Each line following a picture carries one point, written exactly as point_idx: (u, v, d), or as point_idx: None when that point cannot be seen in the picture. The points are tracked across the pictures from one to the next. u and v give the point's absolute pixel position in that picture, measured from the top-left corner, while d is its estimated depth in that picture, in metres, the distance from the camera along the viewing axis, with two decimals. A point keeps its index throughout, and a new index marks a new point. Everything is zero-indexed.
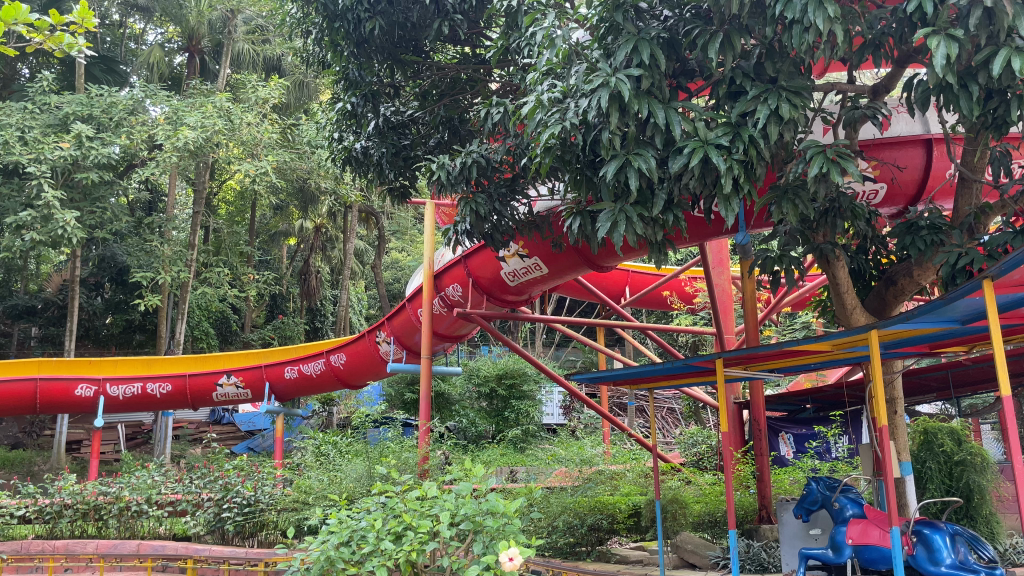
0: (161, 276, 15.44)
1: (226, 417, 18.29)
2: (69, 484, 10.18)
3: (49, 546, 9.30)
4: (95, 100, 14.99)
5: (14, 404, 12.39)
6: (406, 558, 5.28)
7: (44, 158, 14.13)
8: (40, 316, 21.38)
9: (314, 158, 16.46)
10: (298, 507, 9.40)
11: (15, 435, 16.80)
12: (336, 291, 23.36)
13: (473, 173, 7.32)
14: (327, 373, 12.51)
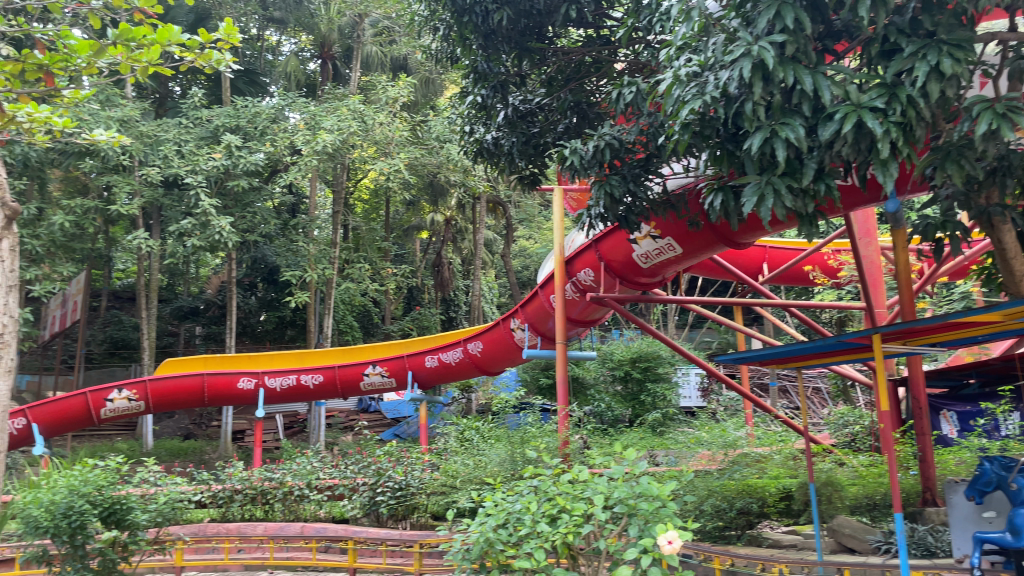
0: (309, 274, 16.33)
1: (372, 405, 19.11)
2: (237, 470, 10.88)
3: (224, 528, 9.84)
4: (242, 111, 16.14)
5: (183, 397, 13.11)
6: (562, 540, 5.35)
7: (200, 168, 15.25)
8: (203, 316, 23.07)
9: (444, 152, 16.82)
10: (447, 491, 9.68)
11: (186, 426, 18.21)
12: (468, 281, 23.87)
13: (606, 156, 7.23)
14: (465, 361, 12.83)
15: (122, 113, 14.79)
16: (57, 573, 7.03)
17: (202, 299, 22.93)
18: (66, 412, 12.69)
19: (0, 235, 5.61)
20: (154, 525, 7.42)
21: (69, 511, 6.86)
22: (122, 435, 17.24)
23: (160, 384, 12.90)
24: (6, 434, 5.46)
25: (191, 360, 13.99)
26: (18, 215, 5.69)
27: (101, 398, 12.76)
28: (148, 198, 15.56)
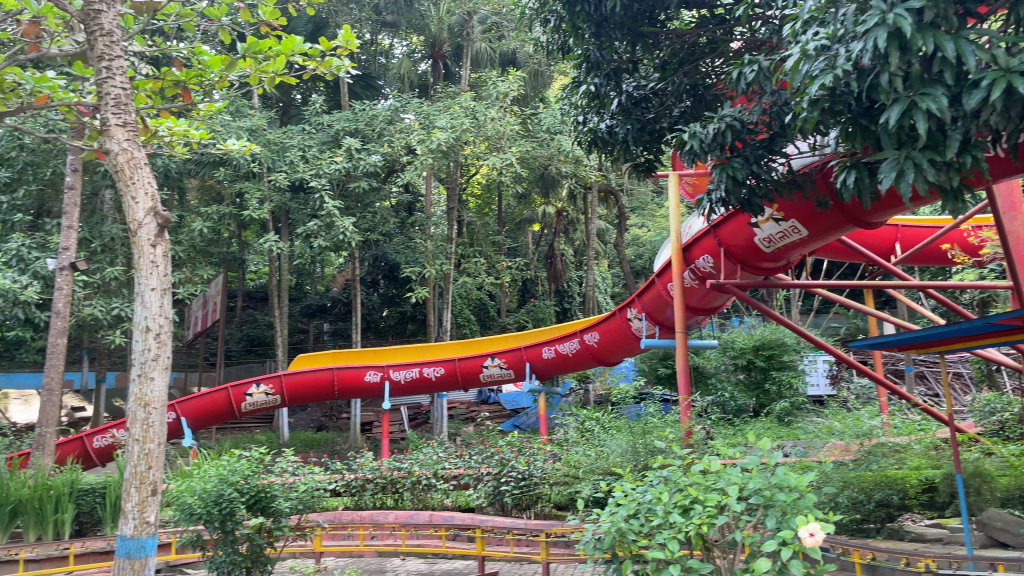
0: (427, 269, 16.77)
1: (492, 397, 19.42)
2: (368, 460, 11.30)
3: (357, 516, 10.23)
4: (359, 115, 16.74)
5: (315, 391, 13.71)
6: (696, 531, 5.25)
7: (323, 172, 15.90)
8: (330, 313, 24.11)
9: (555, 143, 16.84)
10: (570, 481, 9.70)
11: (318, 418, 19.09)
12: (581, 272, 23.84)
13: (728, 138, 7.08)
14: (583, 352, 12.84)
15: (250, 123, 15.66)
16: (210, 556, 7.51)
17: (329, 297, 23.92)
18: (210, 406, 13.43)
19: (154, 241, 6.00)
20: (296, 512, 7.81)
21: (219, 499, 7.33)
22: (260, 427, 18.26)
23: (294, 378, 13.56)
24: (167, 425, 5.86)
25: (321, 355, 14.66)
26: (171, 222, 6.06)
27: (242, 392, 13.46)
28: (277, 202, 16.33)
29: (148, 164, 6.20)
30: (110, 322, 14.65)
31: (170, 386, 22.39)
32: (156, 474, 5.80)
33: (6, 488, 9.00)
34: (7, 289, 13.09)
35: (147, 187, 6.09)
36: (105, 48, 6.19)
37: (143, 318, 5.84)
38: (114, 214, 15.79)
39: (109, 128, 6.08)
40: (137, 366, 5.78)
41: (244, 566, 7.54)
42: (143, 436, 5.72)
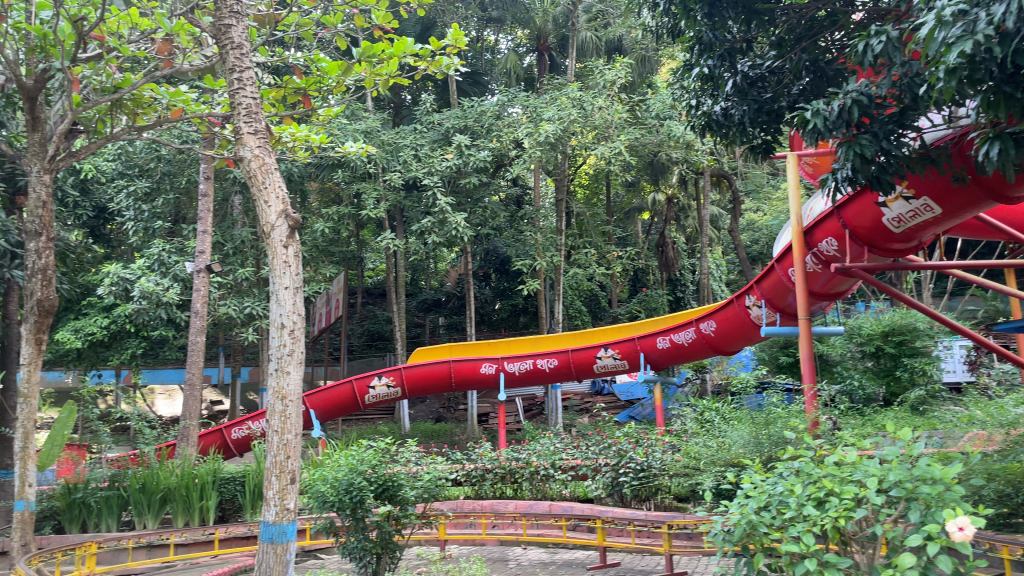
0: (538, 261, 16.87)
1: (606, 388, 19.33)
2: (487, 450, 11.44)
3: (478, 505, 10.43)
4: (469, 112, 17.03)
5: (433, 383, 14.04)
6: (832, 524, 5.04)
7: (435, 169, 16.28)
8: (445, 307, 24.62)
9: (664, 129, 16.54)
10: (690, 473, 9.52)
11: (437, 410, 19.57)
12: (694, 259, 23.38)
13: (855, 115, 6.78)
14: (699, 342, 12.62)
15: (365, 125, 16.20)
16: (343, 543, 7.83)
17: (444, 291, 24.36)
18: (336, 399, 13.98)
19: (286, 242, 6.28)
20: (421, 500, 8.04)
21: (350, 487, 7.62)
22: (382, 419, 18.90)
23: (413, 371, 13.91)
24: (303, 417, 6.15)
25: (439, 349, 15.01)
26: (301, 223, 6.34)
27: (364, 385, 13.92)
28: (392, 201, 16.81)
29: (278, 169, 6.49)
30: (243, 320, 15.49)
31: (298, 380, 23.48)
32: (294, 463, 6.09)
33: (157, 476, 9.84)
34: (151, 292, 14.07)
35: (277, 191, 6.38)
36: (236, 60, 6.50)
37: (279, 315, 6.16)
38: (243, 218, 16.67)
39: (242, 137, 6.41)
40: (274, 361, 6.09)
41: (375, 552, 7.82)
42: (281, 427, 6.03)
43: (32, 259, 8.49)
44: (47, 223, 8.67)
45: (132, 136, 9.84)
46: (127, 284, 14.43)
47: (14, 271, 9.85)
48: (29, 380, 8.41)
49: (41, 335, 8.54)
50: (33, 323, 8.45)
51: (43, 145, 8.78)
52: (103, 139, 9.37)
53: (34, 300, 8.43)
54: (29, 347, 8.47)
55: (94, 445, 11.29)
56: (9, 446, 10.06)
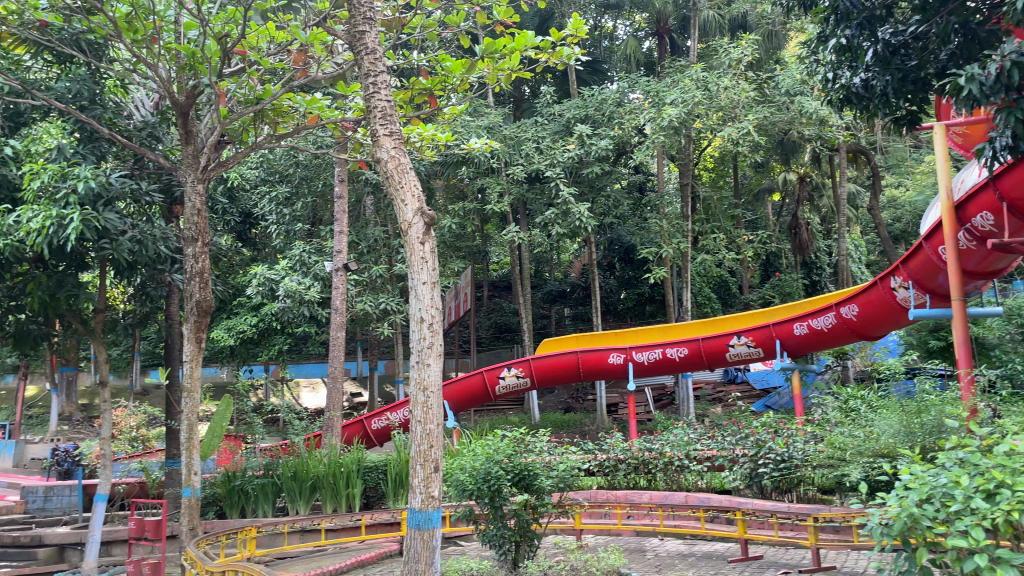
0: (665, 248, 16.63)
1: (739, 376, 18.78)
2: (619, 441, 11.25)
3: (612, 496, 10.44)
4: (589, 100, 16.97)
5: (562, 373, 14.08)
6: (1006, 518, 4.66)
7: (558, 161, 16.36)
8: (570, 298, 24.63)
9: (795, 106, 15.85)
10: (835, 464, 9.09)
11: (566, 400, 19.64)
12: (830, 241, 22.33)
13: (1015, 78, 6.27)
14: (840, 327, 12.09)
15: (488, 121, 16.46)
16: (483, 530, 8.00)
17: (568, 282, 24.34)
18: (469, 390, 14.29)
19: (423, 239, 6.47)
20: (557, 490, 8.05)
21: (488, 476, 7.80)
22: (512, 409, 19.19)
23: (542, 362, 14.01)
24: (444, 408, 6.31)
25: (566, 340, 15.02)
26: (436, 219, 6.49)
27: (495, 375, 14.14)
28: (516, 194, 16.98)
29: (413, 168, 6.68)
30: (378, 315, 16.10)
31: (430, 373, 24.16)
32: (437, 452, 6.26)
33: (307, 464, 10.41)
34: (295, 291, 14.82)
35: (413, 190, 6.57)
36: (370, 65, 6.71)
37: (418, 309, 6.37)
38: (375, 218, 17.30)
39: (379, 140, 6.63)
40: (415, 354, 6.30)
41: (514, 540, 7.90)
42: (424, 417, 6.23)
43: (191, 263, 9.15)
44: (202, 230, 9.30)
45: (274, 144, 10.39)
46: (273, 283, 15.34)
47: (174, 275, 10.65)
48: (191, 375, 9.07)
49: (201, 334, 9.18)
50: (193, 323, 9.09)
51: (195, 157, 9.43)
52: (247, 149, 9.95)
53: (193, 302, 9.06)
54: (190, 346, 9.12)
55: (249, 436, 12.08)
56: (175, 437, 10.84)
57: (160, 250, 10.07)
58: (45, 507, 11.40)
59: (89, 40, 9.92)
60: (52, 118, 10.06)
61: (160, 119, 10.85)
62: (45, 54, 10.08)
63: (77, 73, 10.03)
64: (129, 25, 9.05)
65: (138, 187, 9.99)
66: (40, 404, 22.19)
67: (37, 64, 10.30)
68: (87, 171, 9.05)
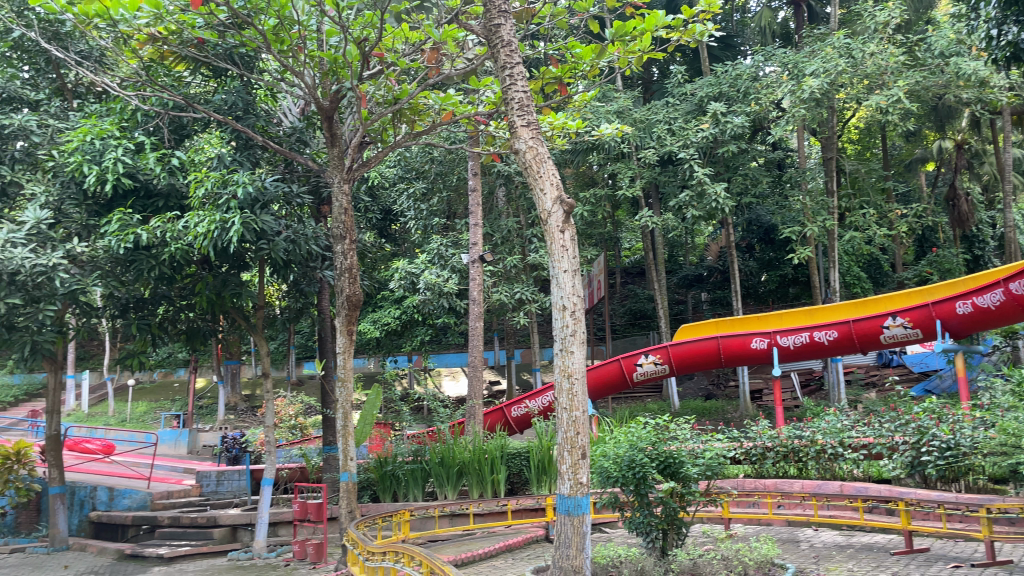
0: (809, 227, 15.92)
1: (894, 359, 17.74)
2: (766, 428, 10.92)
3: (761, 484, 10.17)
4: (723, 77, 16.45)
5: (702, 359, 13.74)
6: None
7: (691, 141, 16.01)
8: (708, 282, 24.01)
9: (951, 67, 14.72)
10: (1008, 452, 8.39)
11: (706, 387, 19.22)
12: (993, 211, 20.60)
13: None
14: (1009, 305, 11.30)
15: (618, 105, 16.34)
16: (630, 517, 7.89)
17: (705, 266, 23.80)
18: (606, 377, 14.24)
19: (563, 227, 6.47)
20: (705, 478, 7.82)
21: (632, 463, 7.68)
22: (651, 397, 19.01)
23: (681, 348, 13.73)
24: (588, 394, 6.31)
25: (705, 324, 14.66)
26: (575, 207, 6.47)
27: (633, 362, 14.02)
28: (648, 177, 16.75)
29: (551, 156, 6.70)
30: (514, 305, 16.35)
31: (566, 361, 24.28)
32: (584, 439, 6.26)
33: (453, 451, 10.70)
34: (434, 283, 15.27)
35: (552, 179, 6.60)
36: (506, 58, 6.80)
37: (560, 297, 6.39)
38: (507, 209, 17.56)
39: (517, 131, 6.68)
40: (559, 342, 6.34)
41: (661, 528, 7.77)
42: (570, 404, 6.25)
43: (340, 260, 9.59)
44: (349, 227, 9.73)
45: (412, 142, 10.76)
46: (413, 277, 15.84)
47: (325, 272, 11.27)
48: (344, 366, 9.51)
49: (352, 326, 9.62)
50: (345, 316, 9.55)
51: (341, 158, 9.88)
52: (388, 148, 10.33)
53: (344, 296, 9.52)
54: (343, 338, 9.57)
55: (398, 423, 12.60)
56: (330, 425, 11.43)
57: (311, 248, 10.65)
58: (218, 489, 12.47)
59: (241, 53, 10.56)
60: (211, 129, 10.83)
61: (306, 124, 11.41)
62: (203, 69, 10.83)
63: (232, 86, 10.76)
64: (276, 36, 9.60)
65: (289, 190, 10.59)
66: (209, 394, 24.05)
67: (196, 79, 11.09)
68: (245, 177, 9.68)
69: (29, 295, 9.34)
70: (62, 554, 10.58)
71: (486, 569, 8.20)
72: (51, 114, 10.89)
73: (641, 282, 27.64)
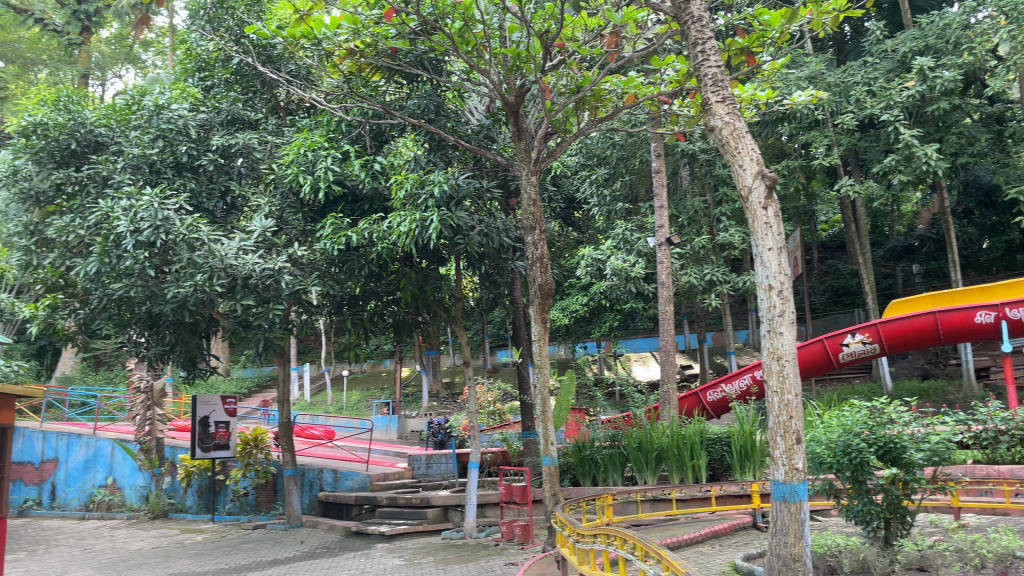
0: None
1: None
2: (999, 410, 10.02)
3: (996, 471, 9.29)
4: (928, 29, 15.17)
5: (919, 337, 12.90)
6: None
7: (894, 102, 14.92)
8: (919, 253, 22.19)
9: None
10: None
11: (923, 367, 17.86)
12: None
13: None
14: None
15: (809, 71, 15.53)
16: (846, 505, 7.46)
17: (916, 236, 22.09)
18: (808, 358, 13.40)
19: (765, 203, 6.18)
20: (932, 464, 7.06)
21: (848, 449, 7.19)
22: (859, 378, 17.97)
23: (892, 326, 12.92)
24: (801, 377, 5.95)
25: (919, 300, 13.46)
26: (778, 181, 6.15)
27: (837, 342, 13.18)
28: (846, 144, 15.78)
29: (749, 131, 6.42)
30: (705, 287, 15.99)
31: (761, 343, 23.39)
32: (797, 423, 5.91)
33: (650, 436, 10.65)
34: (621, 269, 15.30)
35: (752, 154, 6.32)
36: (697, 33, 6.66)
37: (765, 277, 6.10)
38: (693, 188, 17.18)
39: (711, 107, 6.49)
40: (766, 323, 6.05)
41: (884, 516, 7.28)
42: (781, 387, 5.92)
43: (531, 251, 9.80)
44: (538, 218, 9.91)
45: (596, 128, 10.82)
46: (600, 263, 15.97)
47: (517, 262, 11.55)
48: (540, 353, 9.71)
49: (545, 315, 9.79)
50: (538, 304, 9.74)
51: (527, 151, 10.07)
52: (573, 136, 10.43)
53: (537, 285, 9.71)
54: (537, 326, 9.77)
55: (593, 409, 12.77)
56: (529, 411, 11.78)
57: (504, 241, 10.99)
58: (428, 472, 13.24)
59: (430, 59, 11.08)
60: (407, 133, 11.48)
61: (492, 120, 11.76)
62: (397, 77, 11.47)
63: (424, 90, 11.33)
64: (462, 38, 9.94)
65: (480, 185, 10.99)
66: (413, 383, 25.56)
67: (391, 87, 11.80)
68: (440, 177, 10.12)
69: (261, 296, 10.34)
70: (297, 530, 11.68)
71: (694, 555, 8.09)
72: (269, 131, 12.05)
73: (841, 257, 26.03)
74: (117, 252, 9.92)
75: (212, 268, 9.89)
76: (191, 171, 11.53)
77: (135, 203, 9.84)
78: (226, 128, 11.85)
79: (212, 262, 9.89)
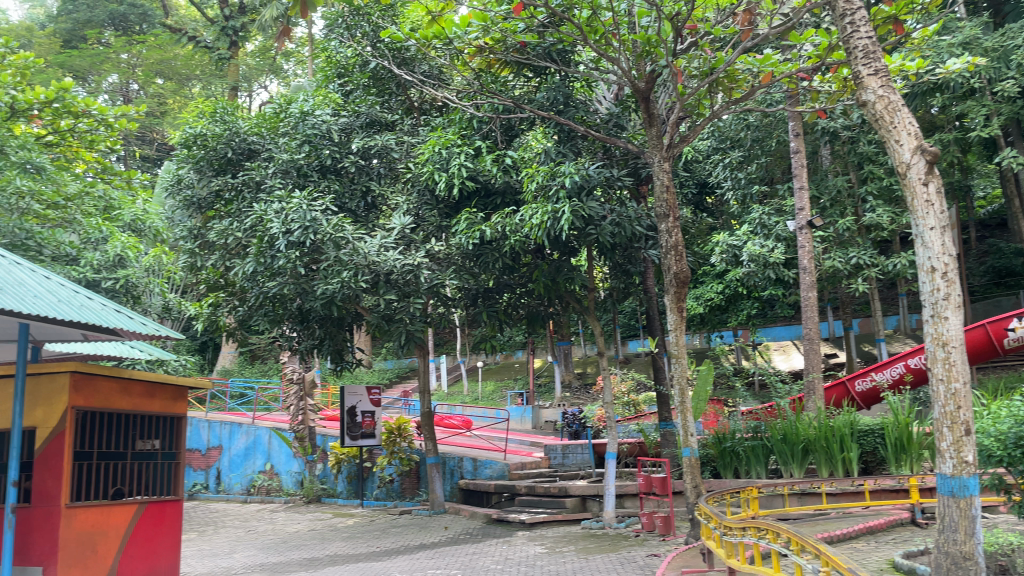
0: None
1: None
2: None
3: None
4: None
5: None
6: None
7: None
8: None
9: None
10: None
11: None
12: None
13: None
14: None
15: (963, 36, 14.44)
16: (1020, 502, 6.90)
17: None
18: (970, 344, 12.57)
19: (926, 179, 5.78)
20: None
21: (1020, 441, 6.64)
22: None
23: None
24: (970, 364, 5.52)
25: None
26: (940, 155, 5.74)
27: (1002, 328, 12.28)
28: (1008, 113, 14.59)
29: (906, 103, 6.04)
30: (850, 271, 15.26)
31: (913, 329, 22.06)
32: (966, 414, 5.49)
33: (796, 427, 10.25)
34: (759, 254, 14.84)
35: (909, 128, 5.94)
36: (845, 5, 6.32)
37: (927, 259, 5.71)
38: (834, 167, 16.38)
39: (863, 81, 6.15)
40: (928, 308, 5.67)
41: None
42: (947, 375, 5.52)
43: (665, 238, 9.63)
44: (671, 205, 9.71)
45: (731, 110, 10.49)
46: (735, 250, 15.54)
47: (649, 251, 11.32)
48: (677, 342, 9.53)
49: (681, 303, 9.59)
50: (674, 293, 9.57)
51: (659, 137, 9.89)
52: (706, 119, 10.10)
53: (672, 274, 9.54)
54: (674, 315, 9.60)
55: (732, 400, 12.42)
56: (666, 402, 11.60)
57: (636, 230, 10.86)
58: (565, 462, 13.32)
59: (558, 50, 11.07)
60: (536, 126, 11.53)
61: (622, 108, 11.65)
62: (525, 71, 11.54)
63: (553, 82, 11.36)
64: (590, 27, 9.85)
65: (611, 174, 10.90)
66: (546, 373, 25.84)
67: (520, 81, 11.87)
68: (571, 168, 10.12)
69: (401, 291, 10.71)
70: (441, 516, 12.07)
71: (849, 551, 7.73)
72: (405, 131, 12.44)
73: (1001, 235, 24.13)
74: (271, 252, 10.56)
75: (356, 265, 10.33)
76: (334, 173, 12.09)
77: (287, 205, 10.42)
78: (365, 131, 12.33)
79: (356, 259, 10.33)
